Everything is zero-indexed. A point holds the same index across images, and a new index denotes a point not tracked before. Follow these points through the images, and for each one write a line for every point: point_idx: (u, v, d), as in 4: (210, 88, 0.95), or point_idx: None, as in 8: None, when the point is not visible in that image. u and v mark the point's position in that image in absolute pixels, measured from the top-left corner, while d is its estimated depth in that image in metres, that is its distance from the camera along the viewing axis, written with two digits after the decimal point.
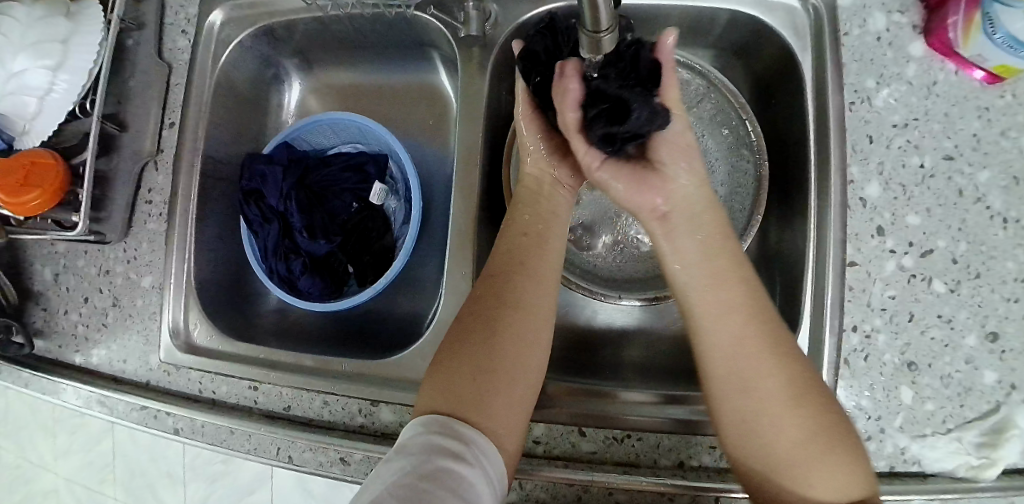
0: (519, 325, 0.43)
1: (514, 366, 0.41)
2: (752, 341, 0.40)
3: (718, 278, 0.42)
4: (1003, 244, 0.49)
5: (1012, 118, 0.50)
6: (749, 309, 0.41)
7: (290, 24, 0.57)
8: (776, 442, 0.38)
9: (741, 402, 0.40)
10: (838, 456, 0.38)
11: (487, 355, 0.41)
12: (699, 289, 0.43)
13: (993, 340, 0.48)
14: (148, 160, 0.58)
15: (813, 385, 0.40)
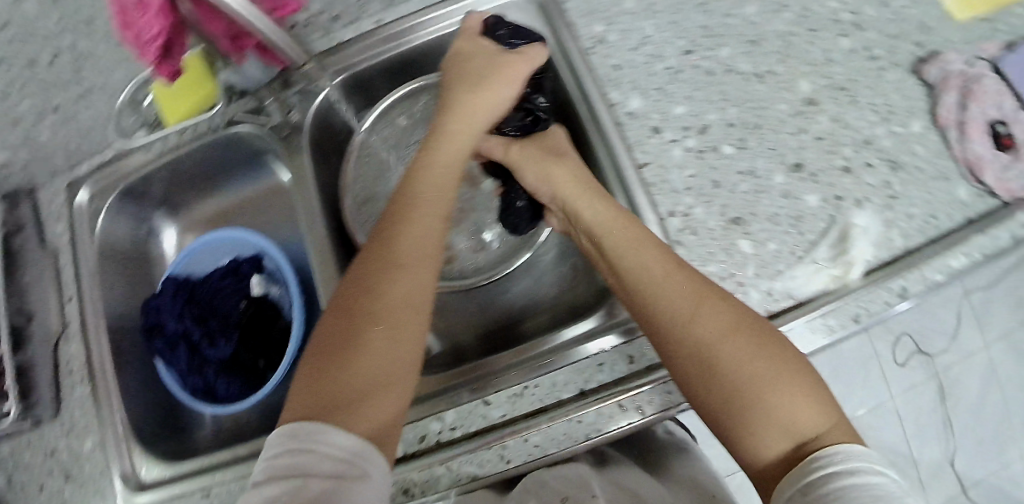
0: (400, 314, 0.46)
1: (391, 359, 0.44)
2: (700, 312, 0.46)
3: (651, 264, 0.49)
4: (767, 94, 0.55)
5: (725, 3, 0.58)
6: (689, 286, 0.47)
7: (142, 180, 0.64)
8: (739, 389, 0.43)
9: (702, 366, 0.45)
10: (791, 385, 0.43)
11: (366, 349, 0.44)
12: (643, 284, 0.49)
13: (800, 170, 0.54)
14: (58, 339, 0.63)
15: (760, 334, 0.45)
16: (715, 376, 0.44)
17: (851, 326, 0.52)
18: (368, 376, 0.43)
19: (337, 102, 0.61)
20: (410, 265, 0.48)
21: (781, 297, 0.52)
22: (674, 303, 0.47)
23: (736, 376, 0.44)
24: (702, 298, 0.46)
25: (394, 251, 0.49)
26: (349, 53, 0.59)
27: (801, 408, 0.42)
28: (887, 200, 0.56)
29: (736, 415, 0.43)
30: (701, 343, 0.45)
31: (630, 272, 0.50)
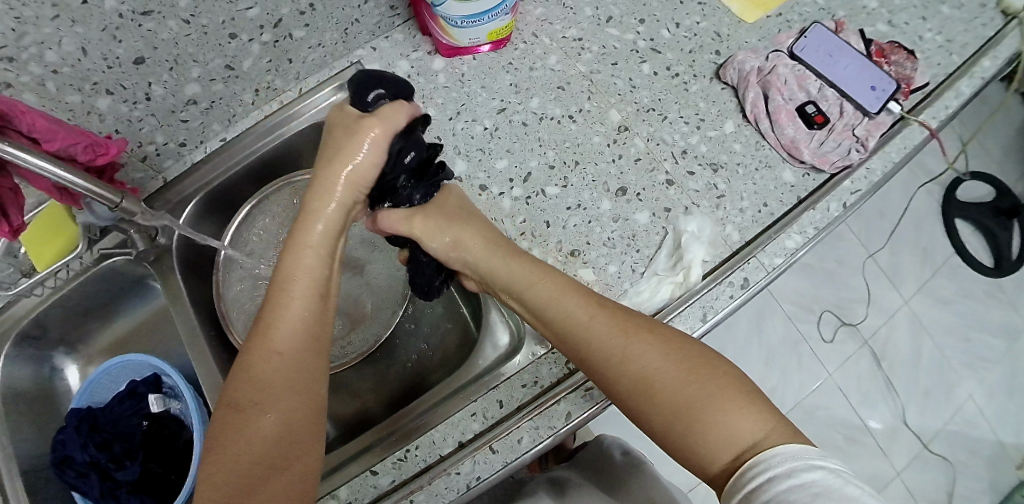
0: (296, 403, 0.44)
1: (294, 455, 0.43)
2: (627, 342, 0.47)
3: (576, 303, 0.50)
4: (580, 132, 0.60)
5: (528, 59, 0.63)
6: (606, 321, 0.48)
7: (37, 321, 0.65)
8: (678, 410, 0.44)
9: (640, 393, 0.46)
10: (724, 394, 0.43)
11: (265, 446, 0.42)
12: (570, 323, 0.49)
13: (625, 193, 0.59)
14: None
15: (685, 353, 0.46)
16: (655, 396, 0.45)
17: (701, 328, 0.55)
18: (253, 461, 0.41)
19: (203, 216, 0.68)
20: (297, 355, 0.45)
21: None
22: (604, 338, 0.48)
23: (678, 396, 0.44)
24: (627, 325, 0.48)
25: (276, 340, 0.45)
26: (207, 171, 0.66)
27: (742, 416, 0.42)
28: (716, 200, 0.60)
29: (686, 434, 0.43)
30: (640, 370, 0.46)
31: (557, 317, 0.50)
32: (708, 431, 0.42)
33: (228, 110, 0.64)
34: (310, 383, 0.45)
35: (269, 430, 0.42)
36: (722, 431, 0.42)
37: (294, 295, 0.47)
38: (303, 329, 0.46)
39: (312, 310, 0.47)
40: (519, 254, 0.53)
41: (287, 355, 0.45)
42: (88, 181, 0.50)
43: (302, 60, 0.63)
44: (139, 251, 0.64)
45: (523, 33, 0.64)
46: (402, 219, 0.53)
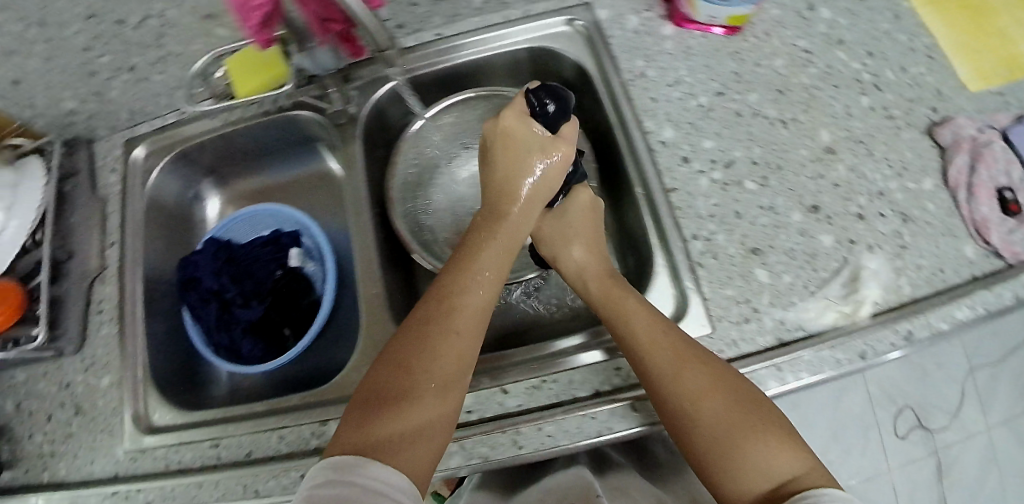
0: (448, 372, 0.46)
1: (432, 418, 0.44)
2: (680, 359, 0.48)
3: (643, 322, 0.51)
4: (789, 139, 0.60)
5: (757, 54, 0.63)
6: (665, 337, 0.50)
7: (200, 145, 0.69)
8: (719, 433, 0.45)
9: (686, 411, 0.46)
10: (763, 428, 0.45)
11: (409, 399, 0.44)
12: (632, 333, 0.51)
13: (816, 211, 0.58)
14: (94, 277, 0.67)
15: (731, 382, 0.47)
16: (699, 416, 0.46)
17: (858, 364, 0.54)
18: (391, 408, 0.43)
19: (390, 104, 0.66)
20: (462, 332, 0.48)
21: (791, 329, 0.55)
22: (664, 362, 0.48)
23: (718, 426, 0.45)
24: (683, 345, 0.49)
25: (448, 311, 0.48)
26: (412, 58, 0.65)
27: (779, 454, 0.43)
28: (898, 249, 0.58)
29: (721, 459, 0.44)
30: (687, 396, 0.46)
31: (620, 331, 0.52)
32: (744, 458, 0.43)
33: (453, 9, 0.63)
34: (467, 361, 0.47)
35: (425, 393, 0.44)
36: (757, 460, 0.43)
37: (472, 281, 0.51)
38: (472, 310, 0.49)
39: (484, 296, 0.50)
40: (598, 261, 0.59)
41: (454, 331, 0.47)
42: (373, 23, 0.52)
43: None
44: (332, 110, 0.64)
45: (756, 28, 0.64)
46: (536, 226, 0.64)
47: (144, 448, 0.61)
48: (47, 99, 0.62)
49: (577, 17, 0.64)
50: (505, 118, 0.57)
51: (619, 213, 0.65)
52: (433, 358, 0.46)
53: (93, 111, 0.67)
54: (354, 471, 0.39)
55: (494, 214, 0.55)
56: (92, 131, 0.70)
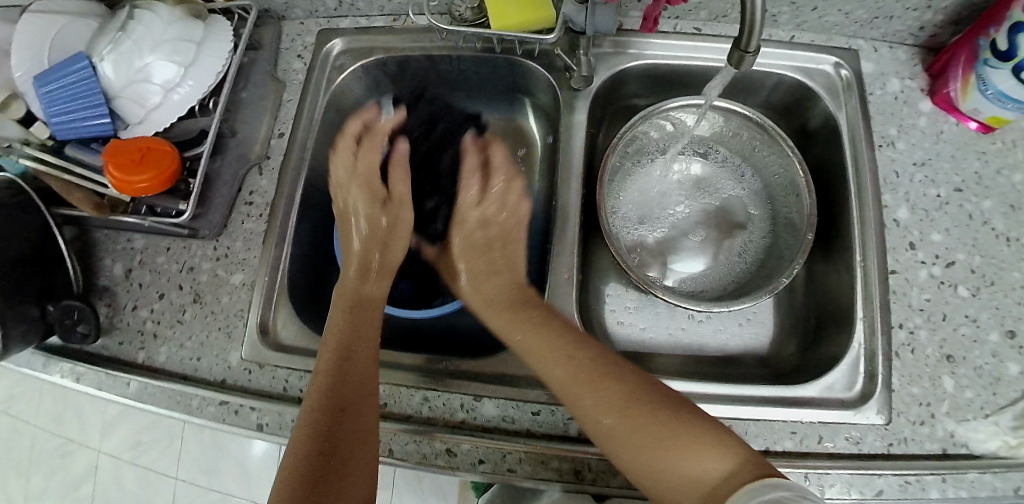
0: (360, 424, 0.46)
1: (361, 457, 0.45)
2: (581, 376, 0.47)
3: (541, 350, 0.50)
4: (1010, 258, 0.58)
5: (1003, 160, 0.60)
6: (568, 353, 0.49)
7: (402, 59, 0.64)
8: (649, 447, 0.43)
9: (602, 432, 0.45)
10: (687, 432, 0.43)
11: (333, 436, 0.45)
12: (536, 353, 0.50)
13: (1012, 337, 0.57)
14: (253, 165, 0.62)
15: (642, 389, 0.46)
16: (618, 438, 0.44)
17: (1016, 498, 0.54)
18: (318, 446, 0.44)
19: (626, 79, 0.64)
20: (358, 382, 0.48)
21: (958, 444, 0.55)
22: (576, 394, 0.47)
23: (632, 446, 0.44)
24: (587, 362, 0.48)
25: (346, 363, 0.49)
26: (659, 44, 0.62)
27: (704, 458, 0.42)
28: None
29: (651, 467, 0.43)
30: (597, 425, 0.46)
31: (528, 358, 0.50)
32: (675, 464, 0.42)
33: (725, 8, 0.60)
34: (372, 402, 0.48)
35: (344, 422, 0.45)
36: (686, 468, 0.42)
37: (359, 309, 0.54)
38: (358, 354, 0.50)
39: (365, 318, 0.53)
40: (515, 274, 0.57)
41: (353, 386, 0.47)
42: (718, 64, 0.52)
43: (819, 14, 0.59)
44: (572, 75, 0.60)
45: (1007, 135, 0.60)
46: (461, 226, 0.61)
47: (264, 362, 0.56)
48: None
49: (846, 64, 0.61)
50: (352, 194, 0.59)
51: (824, 271, 0.63)
52: (350, 384, 0.47)
53: None
54: None
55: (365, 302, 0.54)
56: (289, 8, 0.65)
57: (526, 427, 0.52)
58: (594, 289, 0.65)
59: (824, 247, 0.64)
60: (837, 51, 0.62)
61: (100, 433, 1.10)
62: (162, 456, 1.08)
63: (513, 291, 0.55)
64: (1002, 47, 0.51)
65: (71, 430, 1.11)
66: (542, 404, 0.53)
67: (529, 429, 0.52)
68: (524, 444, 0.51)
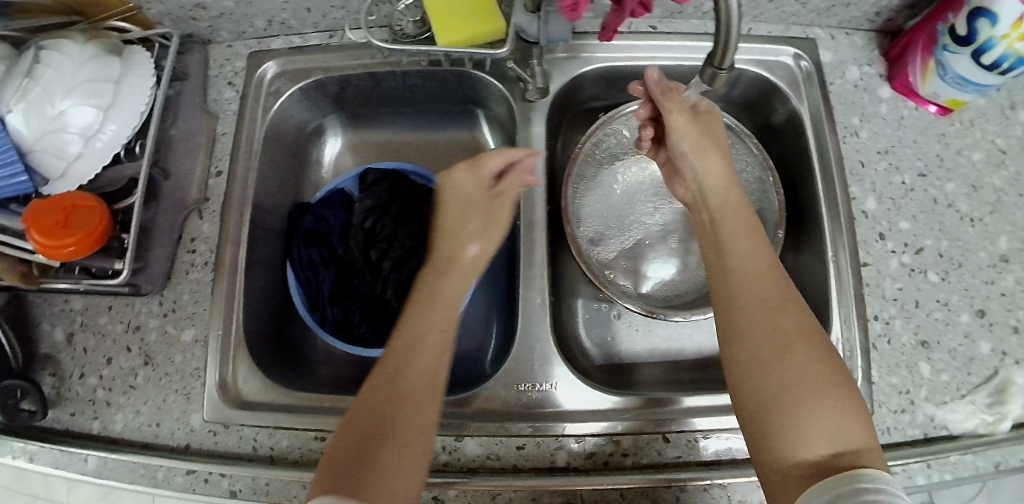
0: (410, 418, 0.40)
1: (416, 437, 0.39)
2: (766, 295, 0.41)
3: (768, 265, 0.43)
4: (974, 238, 0.59)
5: (962, 141, 0.60)
6: (768, 273, 0.42)
7: (341, 79, 0.60)
8: (789, 385, 0.37)
9: (754, 350, 0.38)
10: (832, 403, 0.36)
11: (386, 407, 0.40)
12: (742, 253, 0.44)
13: (982, 316, 0.58)
14: (192, 209, 0.57)
15: (827, 349, 0.38)
16: (772, 364, 0.37)
17: (992, 474, 0.55)
18: (364, 419, 0.39)
19: (583, 84, 0.61)
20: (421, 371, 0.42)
21: (938, 427, 0.56)
22: (751, 309, 0.40)
23: (775, 378, 0.37)
24: (779, 290, 0.41)
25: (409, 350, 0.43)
26: (616, 46, 0.59)
27: (838, 423, 0.35)
28: None
29: (787, 405, 0.36)
30: (740, 333, 0.40)
31: (728, 251, 0.44)
32: (802, 415, 0.36)
33: (682, 6, 0.57)
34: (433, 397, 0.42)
35: (403, 409, 0.40)
36: (804, 427, 0.35)
37: (451, 269, 0.49)
38: (424, 333, 0.44)
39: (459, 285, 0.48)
40: (722, 171, 0.50)
41: (409, 374, 0.42)
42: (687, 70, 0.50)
43: (776, 5, 0.58)
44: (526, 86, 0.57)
45: (963, 115, 0.61)
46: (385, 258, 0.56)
47: (228, 422, 0.53)
48: None
49: (805, 55, 0.60)
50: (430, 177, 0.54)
51: (795, 265, 0.63)
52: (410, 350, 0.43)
53: (228, 11, 0.56)
54: None
55: (448, 261, 0.50)
56: (214, 31, 0.60)
57: (512, 463, 0.51)
58: (568, 306, 0.63)
59: (796, 239, 0.63)
60: (795, 41, 0.60)
61: None
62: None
63: (745, 211, 0.47)
64: (962, 33, 0.51)
65: None
66: (526, 437, 0.51)
67: (515, 464, 0.51)
68: (511, 482, 0.49)
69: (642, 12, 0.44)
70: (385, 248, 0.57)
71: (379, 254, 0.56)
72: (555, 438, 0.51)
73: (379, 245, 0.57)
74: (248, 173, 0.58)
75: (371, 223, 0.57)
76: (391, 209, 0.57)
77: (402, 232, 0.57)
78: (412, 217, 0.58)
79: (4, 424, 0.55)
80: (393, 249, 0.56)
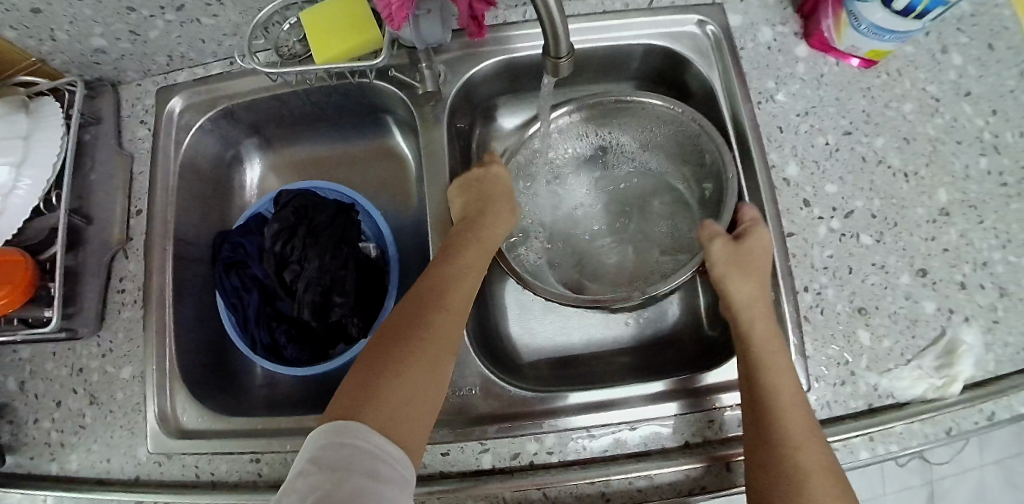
0: (435, 350, 0.44)
1: (425, 380, 0.43)
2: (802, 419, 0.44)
3: (796, 397, 0.45)
4: (910, 194, 0.56)
5: (890, 92, 0.58)
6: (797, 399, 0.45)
7: (248, 104, 0.62)
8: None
9: (784, 476, 0.42)
10: None
11: (403, 348, 0.43)
12: (777, 373, 0.46)
13: (924, 275, 0.55)
14: (117, 249, 0.59)
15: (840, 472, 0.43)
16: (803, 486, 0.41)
17: (943, 440, 0.52)
18: (380, 359, 0.43)
19: (484, 80, 0.61)
20: (454, 308, 0.47)
21: (884, 396, 0.53)
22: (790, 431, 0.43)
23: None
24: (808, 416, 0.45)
25: (448, 289, 0.48)
26: (511, 36, 0.59)
27: None
28: (988, 323, 0.54)
29: None
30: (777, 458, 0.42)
31: (763, 383, 0.46)
32: None
33: None
34: (456, 334, 0.46)
35: (413, 351, 0.43)
36: None
37: (478, 246, 0.52)
38: (462, 278, 0.49)
39: (476, 254, 0.52)
40: (756, 264, 0.51)
41: (445, 308, 0.46)
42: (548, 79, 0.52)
43: None
44: (422, 89, 0.58)
45: (890, 65, 0.59)
46: (298, 278, 0.57)
47: (171, 452, 0.54)
48: (72, 34, 0.54)
49: (710, 20, 0.59)
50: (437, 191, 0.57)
51: None
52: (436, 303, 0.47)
53: (127, 51, 0.58)
54: (353, 436, 0.37)
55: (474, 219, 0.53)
56: (121, 73, 0.62)
57: (438, 470, 0.51)
58: (497, 304, 0.64)
59: None
60: (700, 8, 0.60)
61: None
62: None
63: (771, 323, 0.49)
64: None
65: None
66: (450, 443, 0.52)
67: (442, 470, 0.51)
68: (437, 489, 0.50)
69: None
70: (298, 268, 0.57)
71: (292, 274, 0.57)
72: (479, 442, 0.52)
73: (290, 263, 0.58)
74: (171, 207, 0.60)
75: (282, 241, 0.58)
76: (301, 229, 0.58)
77: (311, 248, 0.57)
78: (323, 233, 0.58)
79: None
80: (304, 266, 0.57)
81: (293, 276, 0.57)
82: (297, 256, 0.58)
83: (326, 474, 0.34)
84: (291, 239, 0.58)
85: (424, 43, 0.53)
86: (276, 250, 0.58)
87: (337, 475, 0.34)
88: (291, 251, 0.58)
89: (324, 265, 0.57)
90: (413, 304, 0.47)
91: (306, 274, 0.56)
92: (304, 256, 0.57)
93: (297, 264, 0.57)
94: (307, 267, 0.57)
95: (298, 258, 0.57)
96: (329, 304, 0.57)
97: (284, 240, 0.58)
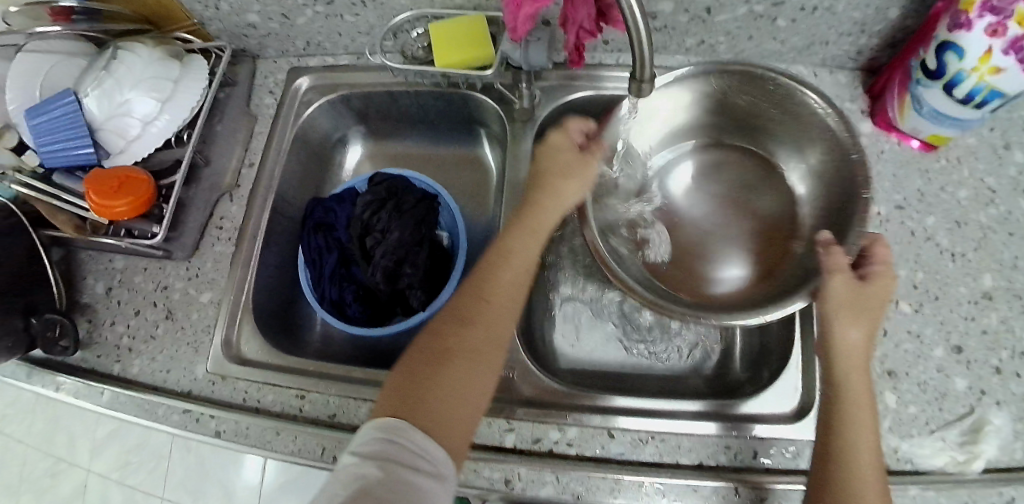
0: (477, 345, 0.46)
1: (468, 378, 0.45)
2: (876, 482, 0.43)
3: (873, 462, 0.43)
4: (955, 272, 0.59)
5: (947, 177, 0.62)
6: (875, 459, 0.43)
7: (365, 94, 0.70)
8: None
9: None
10: None
11: (449, 347, 0.46)
12: (860, 437, 0.43)
13: (959, 352, 0.56)
14: (224, 192, 0.68)
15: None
16: None
17: None
18: (422, 360, 0.45)
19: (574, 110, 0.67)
20: (494, 300, 0.48)
21: (902, 460, 0.53)
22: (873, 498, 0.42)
23: None
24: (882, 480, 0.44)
25: (486, 287, 0.48)
26: (603, 73, 0.65)
27: None
28: (1022, 412, 0.54)
29: None
30: None
31: (841, 448, 0.43)
32: None
33: (665, 41, 0.64)
34: (503, 325, 0.48)
35: (456, 352, 0.45)
36: None
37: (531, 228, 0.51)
38: (514, 266, 0.50)
39: (528, 243, 0.51)
40: (860, 318, 0.45)
41: (484, 302, 0.48)
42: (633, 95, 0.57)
43: (756, 42, 0.63)
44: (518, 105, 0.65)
45: (950, 152, 0.63)
46: (379, 244, 0.63)
47: (227, 374, 0.60)
48: (234, 8, 0.64)
49: None
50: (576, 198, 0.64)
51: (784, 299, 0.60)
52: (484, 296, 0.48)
53: (274, 31, 0.68)
54: (400, 434, 0.40)
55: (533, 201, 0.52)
56: (262, 48, 0.71)
57: None
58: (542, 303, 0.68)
59: None
60: None
61: (88, 454, 1.10)
62: (150, 476, 1.08)
63: (862, 385, 0.45)
64: (931, 67, 0.52)
65: (59, 450, 1.12)
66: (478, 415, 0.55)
67: None
68: None
69: (590, 36, 0.50)
70: (382, 237, 0.64)
71: (373, 240, 0.64)
72: (506, 421, 0.55)
73: (372, 231, 0.64)
74: (277, 166, 0.68)
75: (370, 212, 0.65)
76: (388, 205, 0.65)
77: (394, 221, 0.64)
78: (406, 210, 0.64)
79: (46, 358, 0.64)
80: (385, 235, 0.63)
81: (373, 243, 0.64)
82: (381, 226, 0.64)
83: (372, 465, 0.38)
84: (380, 210, 0.65)
85: (528, 66, 0.58)
86: (364, 220, 0.65)
87: (384, 457, 0.39)
88: (378, 220, 0.64)
89: (404, 238, 0.63)
90: (457, 303, 0.48)
91: (385, 243, 0.63)
92: (388, 226, 0.64)
93: (380, 233, 0.64)
94: (389, 236, 0.63)
95: (382, 227, 0.64)
96: (399, 273, 0.62)
97: (374, 211, 0.65)
